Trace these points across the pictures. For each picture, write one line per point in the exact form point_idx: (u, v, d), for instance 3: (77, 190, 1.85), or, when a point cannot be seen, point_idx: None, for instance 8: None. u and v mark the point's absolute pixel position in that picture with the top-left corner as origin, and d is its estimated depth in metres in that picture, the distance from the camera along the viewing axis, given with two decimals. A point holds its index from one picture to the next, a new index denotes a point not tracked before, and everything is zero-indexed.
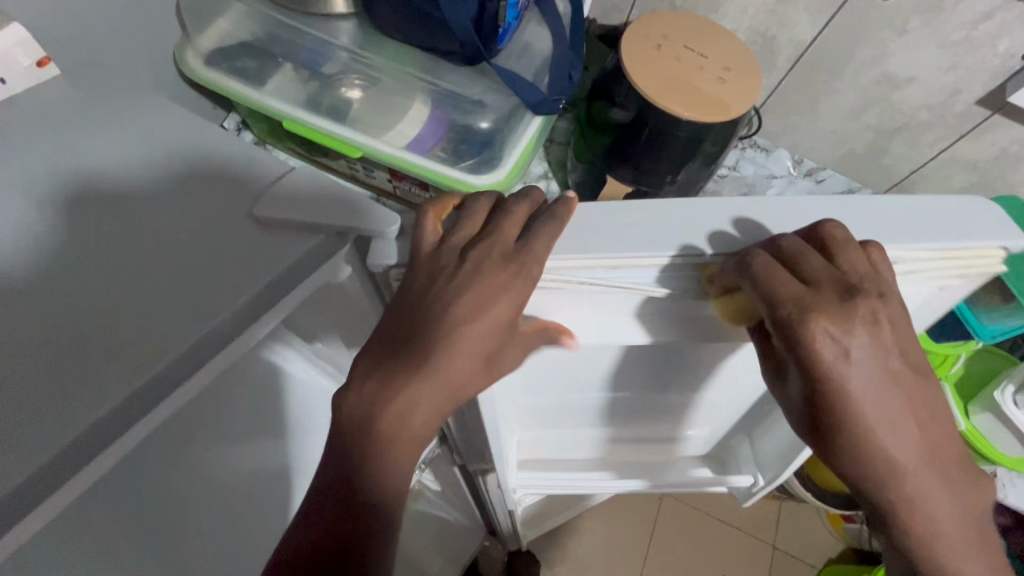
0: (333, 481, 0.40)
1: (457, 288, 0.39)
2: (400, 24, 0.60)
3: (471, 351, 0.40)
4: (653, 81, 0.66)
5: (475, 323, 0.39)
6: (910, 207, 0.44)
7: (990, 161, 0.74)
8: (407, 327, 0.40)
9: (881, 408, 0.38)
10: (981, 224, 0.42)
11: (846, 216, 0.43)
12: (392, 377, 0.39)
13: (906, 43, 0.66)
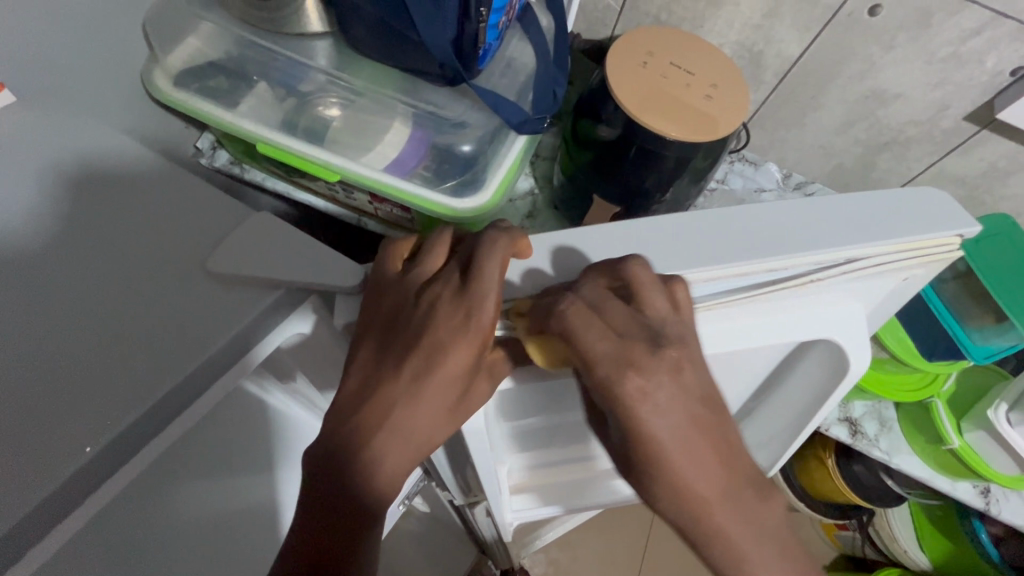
0: (303, 536, 0.38)
1: (414, 332, 0.37)
2: (377, 45, 0.58)
3: (443, 399, 0.38)
4: (639, 100, 0.65)
5: (443, 369, 0.37)
6: (867, 205, 0.41)
7: (979, 175, 0.74)
8: (375, 369, 0.39)
9: (695, 462, 0.34)
10: (933, 213, 0.41)
11: (811, 222, 0.40)
12: (363, 427, 0.38)
13: (894, 59, 0.65)
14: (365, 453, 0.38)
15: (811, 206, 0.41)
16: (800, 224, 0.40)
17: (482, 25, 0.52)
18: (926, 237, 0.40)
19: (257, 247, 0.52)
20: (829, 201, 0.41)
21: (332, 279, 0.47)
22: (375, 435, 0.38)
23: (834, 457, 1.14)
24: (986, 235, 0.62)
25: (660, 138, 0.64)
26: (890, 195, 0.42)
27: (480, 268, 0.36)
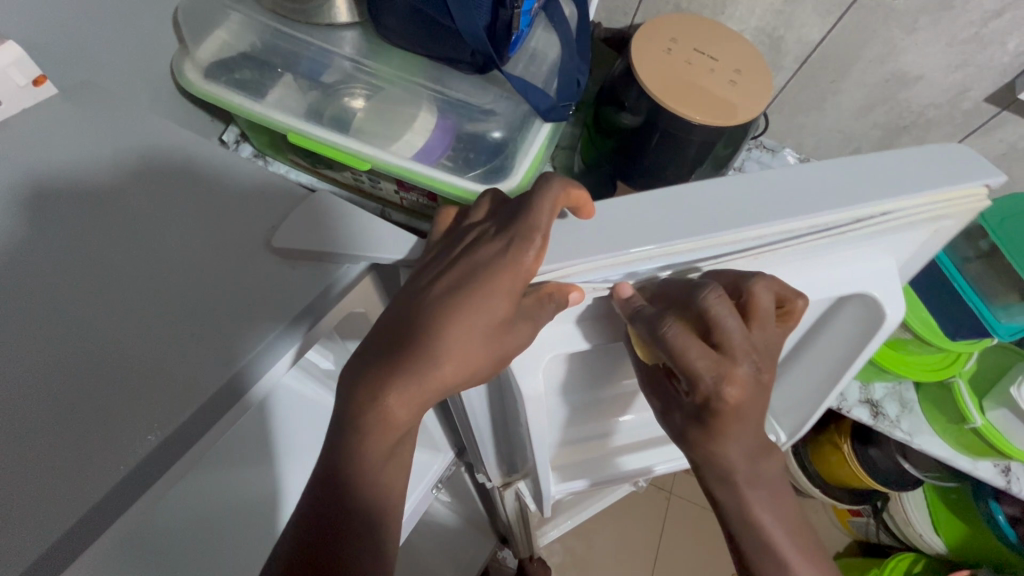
0: (326, 467, 0.39)
1: (454, 263, 0.38)
2: (408, 34, 0.58)
3: (479, 333, 0.37)
4: (664, 85, 0.65)
5: (484, 303, 0.36)
6: (894, 158, 0.42)
7: (998, 157, 0.74)
8: (419, 304, 0.38)
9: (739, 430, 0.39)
10: (958, 163, 0.42)
11: (839, 178, 0.41)
12: (399, 355, 0.37)
13: (916, 41, 0.66)
14: (399, 382, 0.36)
15: (847, 162, 0.42)
16: (836, 180, 0.41)
17: (517, 12, 0.53)
18: (957, 188, 0.40)
19: (292, 223, 0.46)
20: (851, 159, 0.42)
21: (384, 253, 0.45)
22: (410, 364, 0.36)
23: (850, 443, 1.15)
24: (1011, 212, 0.63)
25: (687, 121, 0.65)
26: (912, 148, 0.43)
27: (532, 207, 0.36)
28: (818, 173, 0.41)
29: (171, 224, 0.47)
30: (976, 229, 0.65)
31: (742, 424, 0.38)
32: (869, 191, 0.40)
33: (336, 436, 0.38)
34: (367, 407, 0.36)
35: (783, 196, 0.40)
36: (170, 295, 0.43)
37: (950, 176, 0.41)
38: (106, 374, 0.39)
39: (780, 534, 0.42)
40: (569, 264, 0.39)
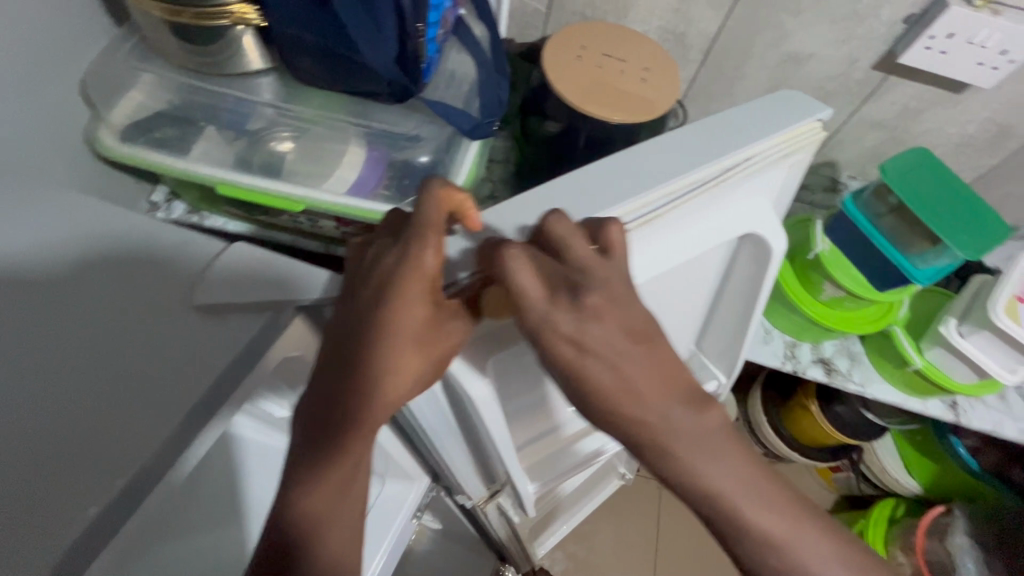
0: (279, 511, 0.39)
1: (364, 280, 0.38)
2: (322, 74, 0.59)
3: (409, 341, 0.36)
4: (580, 92, 0.68)
5: (403, 313, 0.36)
6: (734, 116, 0.48)
7: (895, 118, 0.80)
8: (347, 327, 0.37)
9: (648, 370, 0.36)
10: (790, 110, 0.49)
11: (697, 143, 0.46)
12: (337, 382, 0.37)
13: (802, 23, 0.71)
14: (347, 410, 0.37)
15: (698, 129, 0.48)
16: (693, 144, 0.46)
17: (422, 41, 0.54)
18: (791, 128, 0.48)
19: (232, 278, 0.47)
20: (701, 125, 0.48)
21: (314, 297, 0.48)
22: (349, 390, 0.37)
23: (817, 403, 1.19)
24: (910, 167, 0.68)
25: (607, 123, 0.68)
26: (750, 105, 0.49)
27: (423, 205, 0.37)
28: (679, 141, 0.47)
29: (97, 293, 0.45)
30: (882, 185, 0.70)
31: (661, 358, 0.36)
32: (722, 148, 0.46)
33: (303, 477, 0.38)
34: (324, 440, 0.37)
35: (653, 170, 0.45)
36: (103, 365, 0.42)
37: (783, 122, 0.48)
38: (40, 459, 0.38)
39: (733, 484, 0.37)
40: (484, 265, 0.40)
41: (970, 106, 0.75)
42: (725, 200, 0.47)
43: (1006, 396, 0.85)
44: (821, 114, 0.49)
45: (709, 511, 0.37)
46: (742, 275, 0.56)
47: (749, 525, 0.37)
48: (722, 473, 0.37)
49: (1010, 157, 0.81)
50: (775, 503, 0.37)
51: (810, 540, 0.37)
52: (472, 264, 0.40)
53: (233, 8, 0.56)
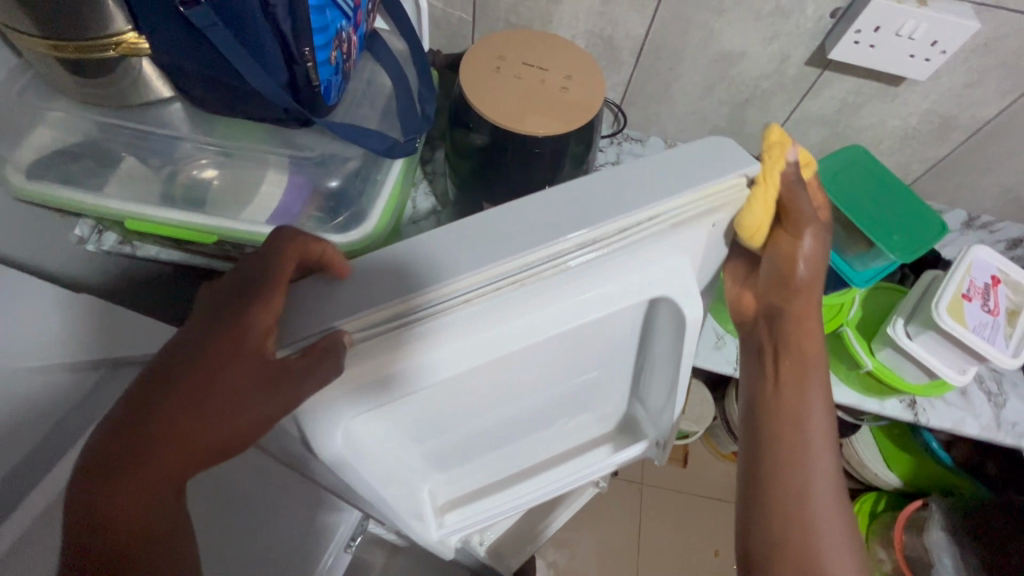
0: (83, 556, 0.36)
1: (211, 315, 0.38)
2: (219, 102, 0.57)
3: (239, 388, 0.36)
4: (498, 105, 0.66)
5: (240, 362, 0.37)
6: (658, 163, 0.44)
7: (836, 113, 0.78)
8: (200, 331, 0.38)
9: (811, 309, 0.53)
10: (719, 161, 0.45)
11: (604, 189, 0.42)
12: (166, 383, 0.36)
13: (728, 21, 0.69)
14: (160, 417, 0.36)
15: (612, 176, 0.43)
16: (600, 194, 0.42)
17: (311, 66, 0.51)
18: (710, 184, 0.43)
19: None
20: (620, 170, 0.44)
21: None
22: (177, 395, 0.36)
23: None
24: (842, 168, 0.66)
25: (528, 137, 0.66)
26: (679, 150, 0.45)
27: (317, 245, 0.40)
28: (589, 186, 0.42)
29: None
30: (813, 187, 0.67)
31: (812, 269, 0.51)
32: (630, 200, 0.42)
33: (121, 478, 0.36)
34: (130, 443, 0.36)
35: (547, 222, 0.41)
36: None
37: (709, 174, 0.44)
38: None
39: (820, 427, 0.52)
40: (382, 305, 0.39)
41: (910, 98, 0.73)
42: (631, 257, 0.44)
43: (966, 391, 0.82)
44: (751, 169, 0.45)
45: (779, 432, 0.52)
46: (663, 327, 0.52)
47: (814, 461, 0.51)
48: (821, 409, 0.52)
49: (957, 147, 0.78)
50: (827, 453, 0.51)
51: (832, 495, 0.50)
52: (338, 315, 0.39)
53: (122, 38, 0.54)
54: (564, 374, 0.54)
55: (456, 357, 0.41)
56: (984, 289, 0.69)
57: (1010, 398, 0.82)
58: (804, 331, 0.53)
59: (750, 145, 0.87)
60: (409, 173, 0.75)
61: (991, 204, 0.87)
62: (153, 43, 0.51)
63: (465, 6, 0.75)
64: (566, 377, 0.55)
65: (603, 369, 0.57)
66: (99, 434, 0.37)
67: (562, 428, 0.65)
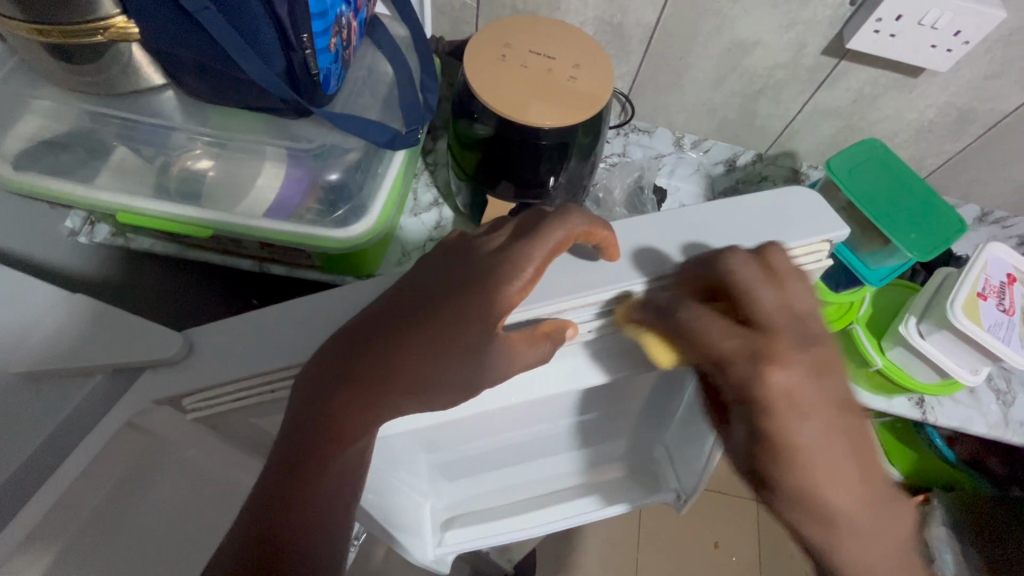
0: (268, 490, 0.36)
1: (452, 275, 0.36)
2: (213, 91, 0.55)
3: (444, 362, 0.34)
4: (503, 95, 0.64)
5: (454, 335, 0.34)
6: (731, 210, 0.43)
7: (849, 105, 0.75)
8: (344, 359, 0.36)
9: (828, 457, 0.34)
10: (792, 216, 0.43)
11: (670, 232, 0.42)
12: (324, 425, 0.35)
13: (742, 8, 0.66)
14: (336, 453, 0.36)
15: (677, 219, 0.43)
16: (660, 235, 0.42)
17: (309, 53, 0.49)
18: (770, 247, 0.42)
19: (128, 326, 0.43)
20: (686, 212, 0.43)
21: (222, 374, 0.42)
22: (347, 428, 0.35)
23: (793, 396, 1.12)
24: (857, 161, 0.64)
25: (536, 128, 0.63)
26: (750, 196, 0.44)
27: (514, 256, 0.35)
28: (650, 226, 0.42)
29: None
30: (828, 182, 0.65)
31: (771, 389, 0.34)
32: (697, 248, 0.41)
33: (324, 408, 0.35)
34: (312, 491, 0.36)
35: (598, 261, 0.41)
36: None
37: (780, 233, 0.42)
38: None
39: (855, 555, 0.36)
40: (538, 305, 0.39)
41: (928, 90, 0.71)
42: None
43: (975, 390, 0.81)
44: (831, 230, 0.43)
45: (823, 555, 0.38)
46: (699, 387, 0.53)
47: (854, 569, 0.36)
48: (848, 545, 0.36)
49: (973, 142, 0.76)
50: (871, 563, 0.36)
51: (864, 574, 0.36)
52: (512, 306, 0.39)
53: (111, 21, 0.52)
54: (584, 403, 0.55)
55: (586, 359, 0.47)
56: (1000, 287, 0.67)
57: (1018, 396, 0.81)
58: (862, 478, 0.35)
59: (760, 137, 0.85)
60: (411, 169, 0.73)
61: (1004, 200, 0.85)
62: (143, 29, 0.48)
63: None
64: (582, 397, 0.54)
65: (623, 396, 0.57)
66: (289, 418, 0.36)
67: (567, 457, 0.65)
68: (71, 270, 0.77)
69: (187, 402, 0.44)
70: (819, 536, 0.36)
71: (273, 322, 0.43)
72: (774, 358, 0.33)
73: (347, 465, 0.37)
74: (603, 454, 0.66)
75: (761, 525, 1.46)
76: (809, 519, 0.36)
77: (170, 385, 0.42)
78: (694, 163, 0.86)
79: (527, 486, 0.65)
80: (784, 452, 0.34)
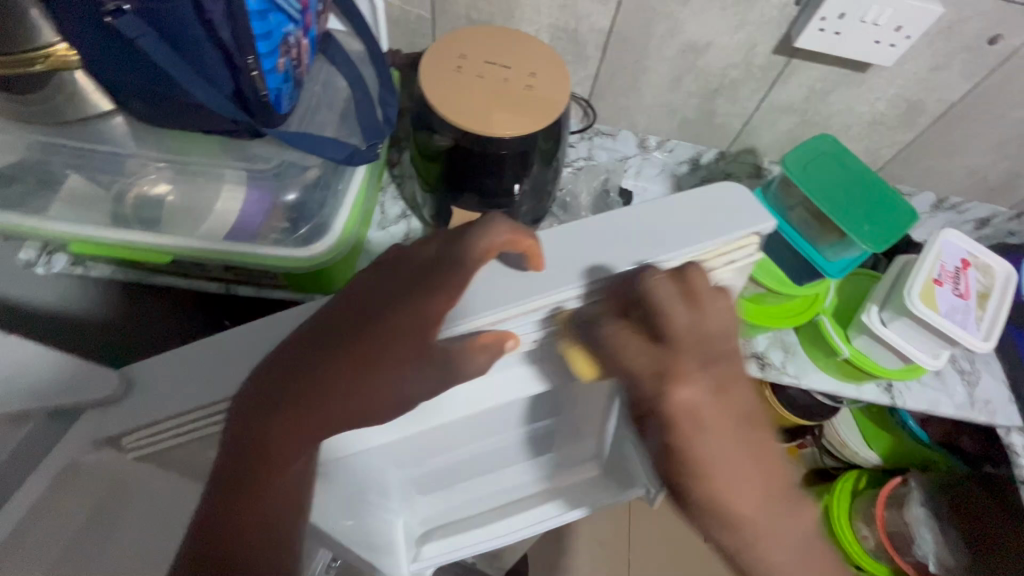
0: (207, 511, 0.36)
1: (389, 290, 0.36)
2: (162, 115, 0.54)
3: (379, 378, 0.35)
4: (461, 107, 0.64)
5: (389, 350, 0.34)
6: (669, 211, 0.44)
7: (803, 101, 0.77)
8: (276, 380, 0.36)
9: (719, 467, 0.35)
10: (729, 214, 0.44)
11: (614, 235, 0.42)
12: (260, 445, 0.35)
13: (693, 11, 0.67)
14: (276, 474, 0.36)
15: (617, 222, 0.43)
16: (594, 241, 0.42)
17: (256, 75, 0.48)
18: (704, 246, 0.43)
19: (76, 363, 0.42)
20: (623, 216, 0.43)
21: (177, 405, 0.42)
22: (278, 452, 0.35)
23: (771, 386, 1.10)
24: (810, 157, 0.65)
25: (496, 139, 0.64)
26: (686, 197, 0.44)
27: (449, 267, 0.35)
28: (593, 232, 0.43)
29: None
30: (785, 179, 0.67)
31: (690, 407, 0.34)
32: (632, 251, 0.41)
33: (260, 429, 0.35)
34: (251, 514, 0.36)
35: (548, 268, 0.41)
36: None
37: (716, 232, 0.43)
38: None
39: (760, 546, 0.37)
40: (488, 315, 0.39)
41: (876, 84, 0.73)
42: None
43: (940, 372, 0.83)
44: (764, 225, 0.44)
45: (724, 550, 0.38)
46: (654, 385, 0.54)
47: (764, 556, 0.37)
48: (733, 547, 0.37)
49: (923, 132, 0.79)
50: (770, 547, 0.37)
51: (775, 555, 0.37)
52: (459, 317, 0.39)
53: (53, 50, 0.51)
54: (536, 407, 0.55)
55: (526, 370, 0.49)
56: (955, 273, 0.69)
57: (982, 376, 0.84)
58: (763, 485, 0.36)
59: (720, 136, 0.86)
60: (374, 184, 0.73)
61: (957, 187, 0.88)
62: (84, 56, 0.47)
63: (423, 3, 0.72)
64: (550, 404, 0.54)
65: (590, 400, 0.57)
66: (228, 439, 0.36)
67: (536, 459, 0.64)
68: (26, 304, 0.74)
69: (126, 440, 0.43)
70: (726, 537, 0.37)
71: (225, 349, 0.43)
72: (676, 375, 0.34)
73: (285, 487, 0.37)
74: (574, 454, 0.65)
75: None
76: (715, 523, 0.36)
77: (115, 422, 0.42)
78: (659, 163, 0.88)
79: (500, 493, 0.64)
80: (680, 465, 0.36)
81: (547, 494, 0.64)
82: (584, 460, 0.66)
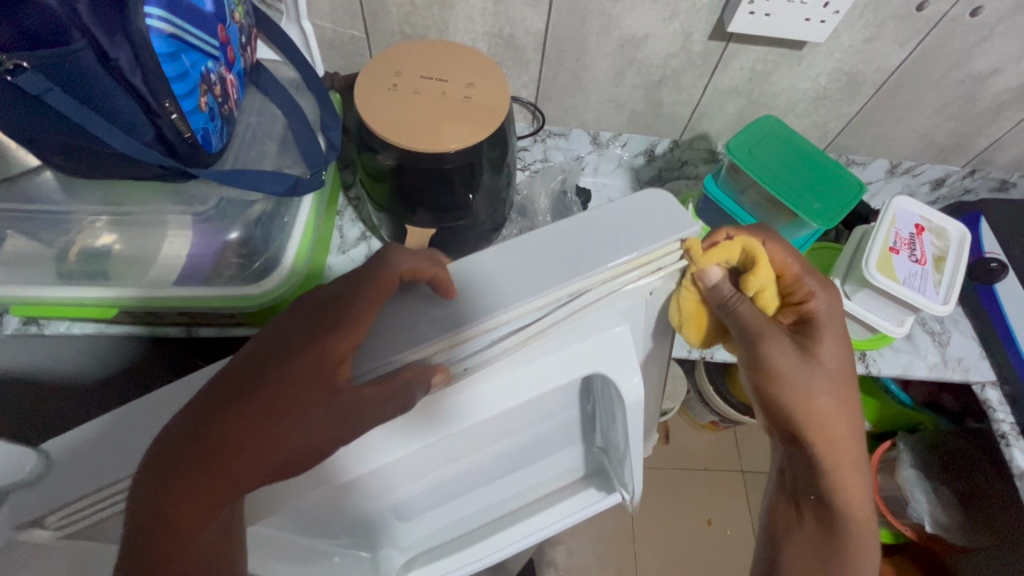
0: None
1: (294, 338, 0.37)
2: (87, 167, 0.52)
3: (292, 422, 0.36)
4: (400, 127, 0.63)
5: (299, 396, 0.36)
6: (590, 226, 0.44)
7: (747, 83, 0.77)
8: (177, 448, 0.35)
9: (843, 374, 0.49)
10: (655, 219, 0.44)
11: (537, 253, 0.43)
12: (172, 505, 0.34)
13: (624, 6, 0.67)
14: (193, 534, 0.35)
15: (540, 241, 0.43)
16: (513, 265, 0.42)
17: (177, 117, 0.48)
18: (621, 259, 0.43)
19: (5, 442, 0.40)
20: (543, 236, 0.44)
21: (118, 470, 0.40)
22: (188, 516, 0.34)
23: None
24: (753, 140, 0.65)
25: (438, 153, 0.63)
26: (608, 208, 0.45)
27: (349, 310, 0.37)
28: (514, 252, 0.43)
29: None
30: (732, 165, 0.66)
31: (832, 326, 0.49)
32: (553, 269, 0.42)
33: (171, 491, 0.34)
34: None
35: (483, 292, 0.41)
36: None
37: (640, 239, 0.43)
38: None
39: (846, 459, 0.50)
40: (420, 346, 0.40)
41: (816, 59, 0.73)
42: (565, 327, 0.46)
43: (911, 335, 0.84)
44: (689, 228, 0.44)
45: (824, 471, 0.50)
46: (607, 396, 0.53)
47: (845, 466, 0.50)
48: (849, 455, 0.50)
49: (867, 102, 0.79)
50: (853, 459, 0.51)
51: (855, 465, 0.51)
52: (393, 352, 0.39)
53: None
54: (489, 434, 0.51)
55: None
56: (910, 239, 0.70)
57: (953, 335, 0.84)
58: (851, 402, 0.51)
59: (671, 125, 0.86)
60: (323, 212, 0.72)
61: (909, 151, 0.88)
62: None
63: (355, 24, 0.71)
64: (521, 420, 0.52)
65: (561, 409, 0.55)
66: (137, 505, 0.35)
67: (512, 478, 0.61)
68: None
69: (55, 520, 0.40)
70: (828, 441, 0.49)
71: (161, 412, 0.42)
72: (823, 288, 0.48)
73: (206, 547, 0.36)
74: (553, 468, 0.62)
75: (752, 494, 1.47)
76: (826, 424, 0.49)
77: (38, 502, 0.39)
78: (615, 159, 0.89)
79: (481, 512, 0.61)
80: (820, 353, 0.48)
81: (538, 505, 0.61)
82: (561, 472, 0.63)
